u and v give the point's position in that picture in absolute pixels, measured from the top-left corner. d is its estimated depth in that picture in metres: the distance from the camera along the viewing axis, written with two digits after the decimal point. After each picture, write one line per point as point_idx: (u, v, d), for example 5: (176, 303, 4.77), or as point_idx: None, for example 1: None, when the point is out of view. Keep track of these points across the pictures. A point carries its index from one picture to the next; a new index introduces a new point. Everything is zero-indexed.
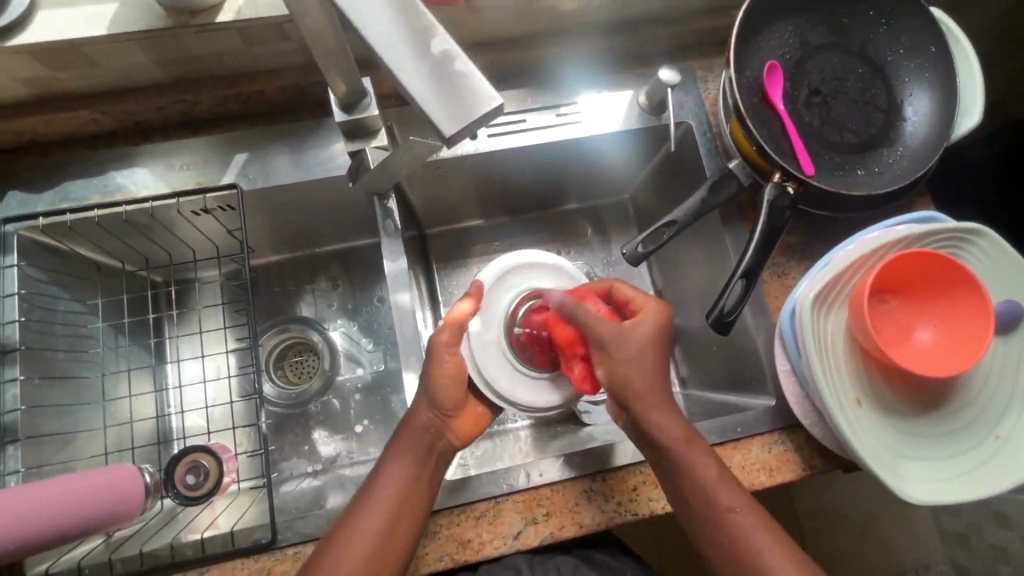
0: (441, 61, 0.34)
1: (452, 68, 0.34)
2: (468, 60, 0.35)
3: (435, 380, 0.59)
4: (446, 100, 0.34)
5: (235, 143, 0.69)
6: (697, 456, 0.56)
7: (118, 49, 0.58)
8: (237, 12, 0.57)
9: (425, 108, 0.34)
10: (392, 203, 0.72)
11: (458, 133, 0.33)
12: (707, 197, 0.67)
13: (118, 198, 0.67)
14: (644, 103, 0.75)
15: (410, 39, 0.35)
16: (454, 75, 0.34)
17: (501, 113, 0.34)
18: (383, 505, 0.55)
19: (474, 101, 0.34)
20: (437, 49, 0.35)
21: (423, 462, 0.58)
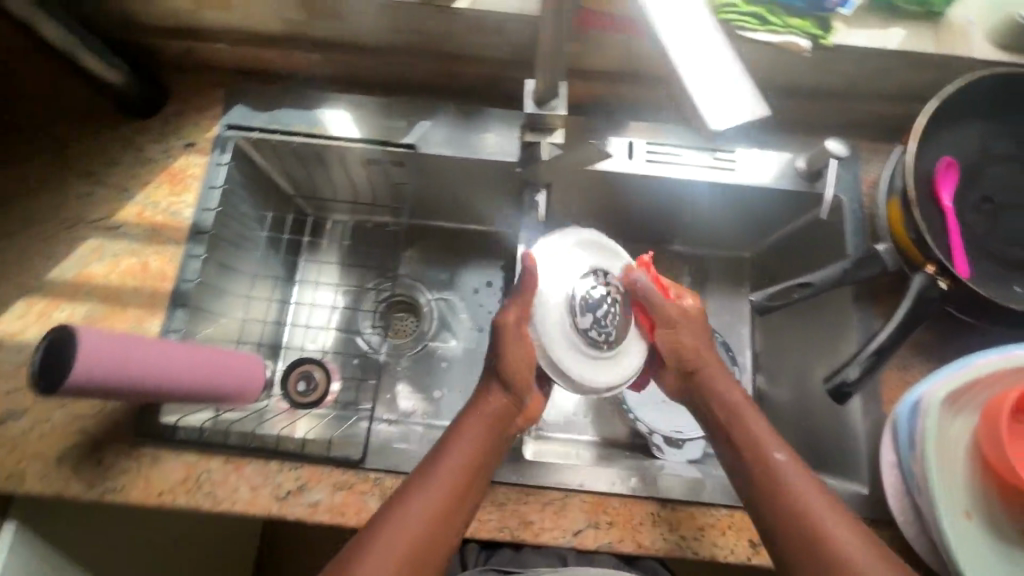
0: (719, 65, 0.41)
1: (728, 72, 0.40)
2: (741, 71, 0.41)
3: (505, 364, 0.60)
4: (720, 94, 0.40)
5: (422, 111, 0.78)
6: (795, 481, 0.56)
7: (368, 11, 0.68)
8: (472, 2, 0.66)
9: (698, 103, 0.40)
10: (540, 197, 0.76)
11: (721, 129, 0.40)
12: (848, 269, 0.67)
13: (318, 132, 0.77)
14: (802, 168, 0.77)
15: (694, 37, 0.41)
16: (727, 78, 0.40)
17: (763, 120, 0.40)
18: (444, 480, 0.56)
19: (741, 108, 0.40)
20: (719, 58, 0.41)
21: (467, 468, 0.57)
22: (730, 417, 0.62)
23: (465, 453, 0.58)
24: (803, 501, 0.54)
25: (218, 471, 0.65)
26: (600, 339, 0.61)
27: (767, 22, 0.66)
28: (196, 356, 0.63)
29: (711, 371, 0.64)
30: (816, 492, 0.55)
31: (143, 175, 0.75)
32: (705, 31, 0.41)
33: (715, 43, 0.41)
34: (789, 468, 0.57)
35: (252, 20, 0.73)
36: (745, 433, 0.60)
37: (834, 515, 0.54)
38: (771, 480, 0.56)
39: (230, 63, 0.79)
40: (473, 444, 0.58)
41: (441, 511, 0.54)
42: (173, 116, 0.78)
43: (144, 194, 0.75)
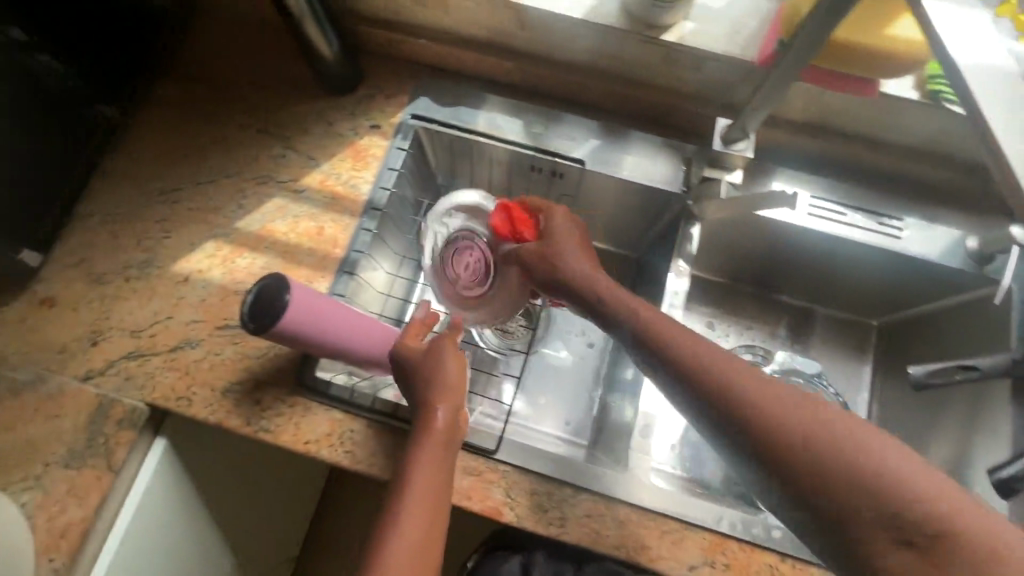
0: None
1: None
2: None
3: (438, 379, 0.63)
4: None
5: (594, 130, 0.81)
6: (860, 446, 0.44)
7: (576, 30, 0.73)
8: (679, 37, 0.69)
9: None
10: (693, 230, 0.78)
11: None
12: (1017, 361, 0.66)
13: (493, 134, 0.81)
14: (972, 249, 0.74)
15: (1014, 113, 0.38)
16: None
17: None
18: (417, 508, 0.57)
19: None
20: None
21: (434, 476, 0.59)
22: (733, 401, 0.50)
23: (426, 475, 0.59)
24: (860, 455, 0.44)
25: (361, 432, 0.70)
26: (466, 280, 0.77)
27: None
28: (362, 318, 0.67)
29: (682, 340, 0.55)
30: (845, 428, 0.46)
31: (331, 148, 0.82)
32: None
33: None
34: (764, 388, 0.50)
35: (460, 23, 0.78)
36: (709, 383, 0.51)
37: (898, 457, 0.44)
38: (832, 455, 0.45)
39: (423, 58, 0.84)
40: (433, 455, 0.60)
41: (423, 536, 0.56)
42: (364, 98, 0.84)
43: (330, 165, 0.81)
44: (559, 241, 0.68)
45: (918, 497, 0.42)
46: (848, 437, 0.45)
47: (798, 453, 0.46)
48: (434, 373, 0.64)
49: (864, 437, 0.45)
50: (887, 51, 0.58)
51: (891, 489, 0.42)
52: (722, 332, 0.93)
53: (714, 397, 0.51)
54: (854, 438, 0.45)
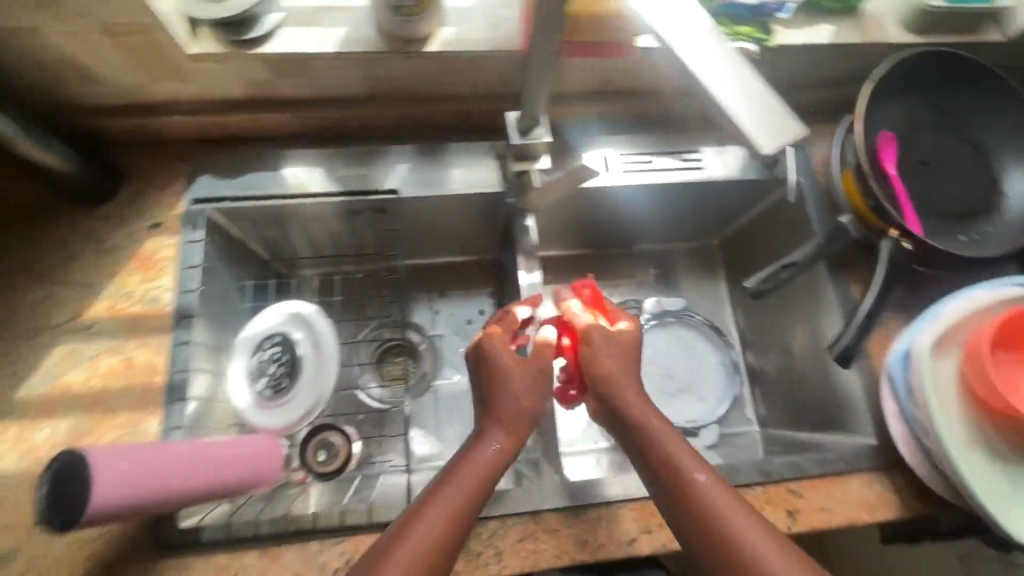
0: (748, 94, 0.43)
1: (762, 101, 0.43)
2: (771, 95, 0.43)
3: (496, 382, 0.59)
4: (756, 118, 0.42)
5: (400, 156, 0.77)
6: (714, 492, 0.53)
7: (338, 66, 0.68)
8: (444, 45, 0.67)
9: (748, 126, 0.42)
10: (529, 222, 0.78)
11: (777, 147, 0.41)
12: (823, 245, 0.74)
13: (297, 191, 0.74)
14: (760, 157, 0.83)
15: (716, 72, 0.44)
16: (759, 104, 0.43)
17: (802, 136, 0.42)
18: (446, 515, 0.51)
19: (781, 128, 0.42)
20: (746, 88, 0.44)
21: (474, 476, 0.54)
22: (644, 428, 0.58)
23: (460, 491, 0.53)
24: (710, 497, 0.53)
25: (255, 566, 0.61)
26: (279, 382, 0.70)
27: None
28: (190, 453, 0.56)
29: (631, 388, 0.61)
30: (706, 469, 0.55)
31: (110, 266, 0.70)
32: (726, 66, 0.45)
33: (737, 74, 0.44)
34: (715, 488, 0.53)
35: (211, 88, 0.70)
36: (659, 451, 0.56)
37: (733, 505, 0.52)
38: (691, 497, 0.53)
39: (187, 134, 0.75)
40: (487, 457, 0.55)
41: (445, 542, 0.50)
42: (130, 198, 0.73)
43: (115, 286, 0.69)
44: (564, 352, 0.62)
45: (737, 559, 0.49)
46: (700, 477, 0.54)
47: (666, 487, 0.54)
48: (508, 383, 0.59)
49: (733, 500, 0.53)
50: (605, 16, 0.62)
51: (727, 532, 0.50)
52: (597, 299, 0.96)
53: (635, 436, 0.58)
54: (727, 498, 0.53)
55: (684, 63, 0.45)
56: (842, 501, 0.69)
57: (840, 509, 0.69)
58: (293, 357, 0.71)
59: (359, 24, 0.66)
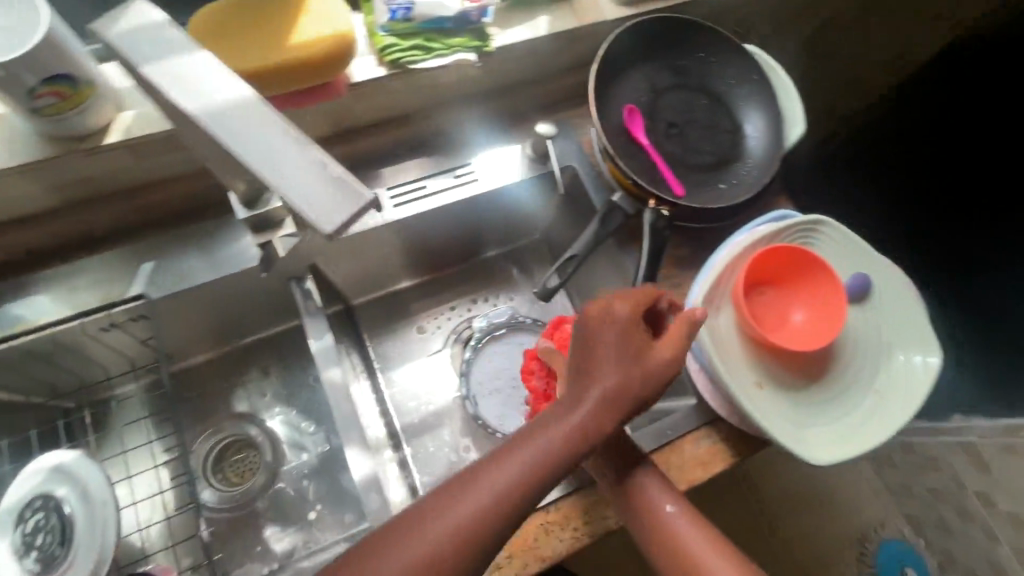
0: (308, 167, 0.35)
1: (323, 172, 0.36)
2: (334, 163, 0.36)
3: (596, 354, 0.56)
4: (317, 193, 0.35)
5: (140, 254, 0.70)
6: (688, 523, 0.61)
7: (10, 184, 0.60)
8: (124, 132, 0.60)
9: (301, 204, 0.34)
10: (308, 284, 0.75)
11: (340, 222, 0.34)
12: (599, 228, 0.75)
13: (18, 328, 0.65)
14: (531, 154, 0.82)
15: (266, 146, 0.36)
16: (320, 177, 0.35)
17: (371, 202, 0.35)
18: (443, 531, 0.50)
19: (344, 199, 0.35)
20: (305, 158, 0.36)
21: (528, 489, 0.52)
22: (629, 457, 0.64)
23: (480, 495, 0.51)
24: (684, 530, 0.60)
25: None
26: (48, 551, 0.61)
27: (430, 49, 0.68)
28: None
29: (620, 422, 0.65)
30: (677, 496, 0.63)
31: None
32: (278, 139, 0.36)
33: (294, 146, 0.36)
34: (687, 520, 0.61)
35: None
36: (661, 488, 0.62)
37: (697, 527, 0.61)
38: (664, 530, 0.60)
39: None
40: (537, 450, 0.53)
41: (440, 558, 0.49)
42: None
43: None
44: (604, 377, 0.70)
45: None
46: (691, 516, 0.61)
47: (641, 524, 0.61)
48: (605, 355, 0.56)
49: (716, 540, 0.60)
50: (292, 66, 0.57)
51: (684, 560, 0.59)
52: (435, 326, 0.96)
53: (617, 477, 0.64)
54: (708, 535, 0.61)
55: (229, 147, 0.36)
56: (678, 467, 0.71)
57: (677, 475, 0.70)
58: (60, 520, 0.61)
59: (11, 131, 0.59)
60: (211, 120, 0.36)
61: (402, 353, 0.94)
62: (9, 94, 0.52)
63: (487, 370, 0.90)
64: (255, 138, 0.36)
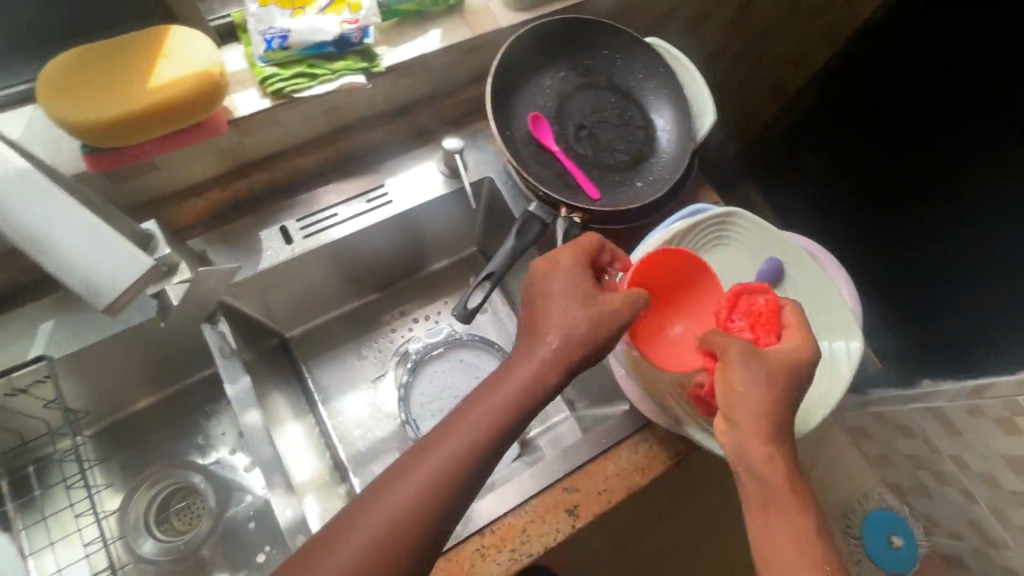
0: (79, 247, 0.47)
1: (98, 249, 0.47)
2: (109, 238, 0.48)
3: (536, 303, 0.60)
4: (100, 270, 0.47)
5: (41, 312, 0.69)
6: (782, 527, 0.52)
7: None
8: None
9: (84, 280, 0.47)
10: (224, 326, 0.73)
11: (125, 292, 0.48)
12: (516, 244, 0.72)
13: None
14: (445, 169, 0.80)
15: (43, 235, 0.46)
16: (95, 253, 0.47)
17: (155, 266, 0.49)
18: (420, 476, 0.53)
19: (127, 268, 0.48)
20: (77, 238, 0.47)
21: (509, 412, 0.56)
22: (741, 455, 0.54)
23: (449, 448, 0.54)
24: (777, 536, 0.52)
25: None
26: None
27: (315, 75, 0.66)
28: None
29: (754, 416, 0.53)
30: (793, 497, 0.53)
31: None
32: (52, 222, 0.46)
33: (69, 227, 0.47)
34: (794, 524, 0.52)
35: None
36: (763, 485, 0.54)
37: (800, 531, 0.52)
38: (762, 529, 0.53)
39: None
40: (498, 401, 0.56)
41: (416, 507, 0.52)
42: None
43: None
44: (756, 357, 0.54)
45: None
46: (783, 516, 0.52)
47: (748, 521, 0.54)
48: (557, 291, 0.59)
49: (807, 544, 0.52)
50: (152, 110, 0.55)
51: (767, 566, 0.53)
52: (375, 351, 0.93)
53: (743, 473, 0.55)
54: (801, 537, 0.52)
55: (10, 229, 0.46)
56: (614, 475, 0.70)
57: (615, 484, 0.69)
58: None
59: None
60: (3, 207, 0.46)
61: (343, 381, 0.91)
62: None
63: (428, 391, 0.88)
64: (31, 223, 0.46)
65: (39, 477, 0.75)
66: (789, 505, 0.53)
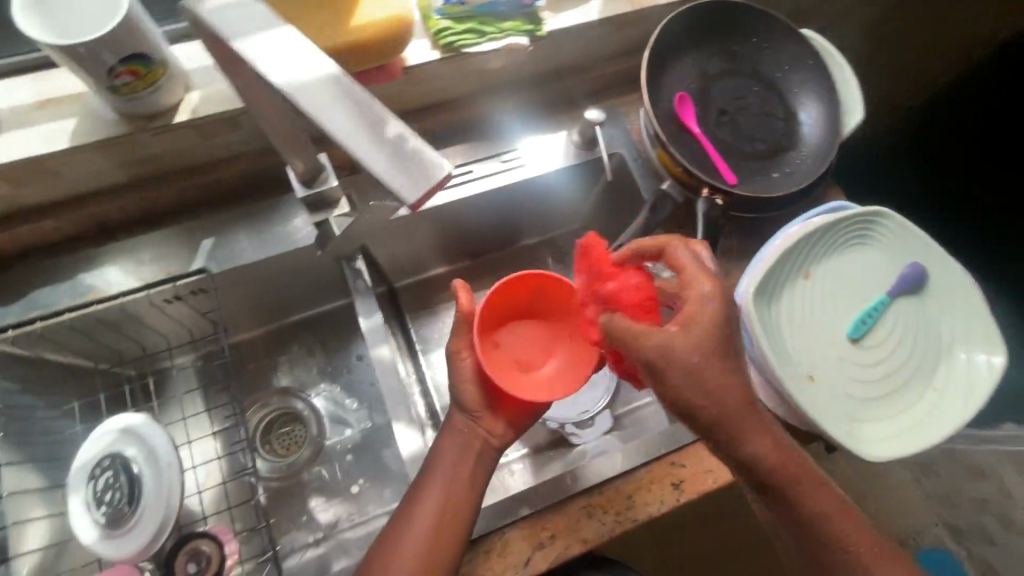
0: (386, 141, 0.36)
1: (399, 144, 0.36)
2: (412, 134, 0.37)
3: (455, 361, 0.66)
4: (401, 170, 0.36)
5: (200, 231, 0.73)
6: (816, 502, 0.55)
7: (79, 160, 0.61)
8: (192, 111, 0.62)
9: (383, 178, 0.35)
10: (360, 264, 0.76)
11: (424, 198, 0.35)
12: (649, 218, 0.75)
13: (89, 298, 0.68)
14: (578, 140, 0.82)
15: (346, 122, 0.36)
16: (398, 149, 0.36)
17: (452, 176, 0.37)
18: (434, 500, 0.62)
19: (424, 172, 0.36)
20: (381, 128, 0.36)
21: (466, 473, 0.64)
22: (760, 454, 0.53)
23: (444, 481, 0.63)
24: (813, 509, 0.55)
25: None
26: (118, 510, 0.65)
27: (484, 33, 0.68)
28: None
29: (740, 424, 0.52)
30: (812, 483, 0.55)
31: None
32: (357, 109, 0.37)
33: (373, 116, 0.37)
34: (816, 502, 0.55)
35: None
36: (796, 479, 0.54)
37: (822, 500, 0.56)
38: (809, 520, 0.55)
39: None
40: (460, 450, 0.65)
41: (435, 531, 0.60)
42: None
43: None
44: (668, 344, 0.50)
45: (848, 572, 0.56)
46: (812, 496, 0.55)
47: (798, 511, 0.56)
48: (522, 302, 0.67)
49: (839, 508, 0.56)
50: (351, 47, 0.59)
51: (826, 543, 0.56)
52: None
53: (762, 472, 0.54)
54: (833, 503, 0.56)
55: (312, 117, 0.37)
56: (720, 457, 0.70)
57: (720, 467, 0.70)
58: (129, 481, 0.65)
59: (89, 109, 0.60)
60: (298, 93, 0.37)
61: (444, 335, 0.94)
62: (88, 71, 0.53)
63: None
64: (334, 109, 0.37)
65: (160, 388, 0.82)
66: (810, 480, 0.55)
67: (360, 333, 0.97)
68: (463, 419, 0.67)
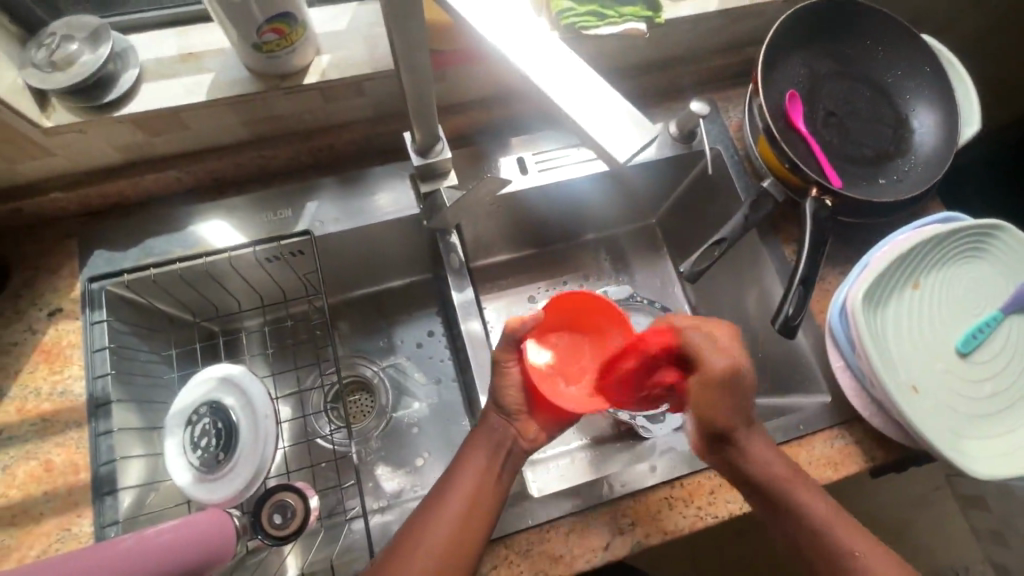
0: (595, 100, 0.40)
1: (606, 104, 0.40)
2: (617, 96, 0.40)
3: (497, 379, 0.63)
4: (612, 128, 0.39)
5: (305, 193, 0.74)
6: (811, 503, 0.57)
7: (211, 113, 0.65)
8: (322, 74, 0.64)
9: (593, 136, 0.39)
10: (454, 239, 0.77)
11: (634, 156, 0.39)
12: (749, 215, 0.74)
13: (198, 250, 0.70)
14: (676, 133, 0.81)
15: (555, 79, 0.40)
16: (604, 109, 0.40)
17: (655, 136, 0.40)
18: (466, 489, 0.60)
19: (629, 131, 0.39)
20: (588, 88, 0.40)
21: (492, 476, 0.61)
22: (761, 467, 0.59)
23: (473, 475, 0.61)
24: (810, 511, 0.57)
25: None
26: (214, 457, 0.66)
27: (605, 16, 0.68)
28: None
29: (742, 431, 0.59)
30: (815, 493, 0.58)
31: (12, 366, 0.66)
32: (563, 68, 0.41)
33: (580, 76, 0.41)
34: (820, 505, 0.57)
35: (83, 155, 0.67)
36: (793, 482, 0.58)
37: (827, 508, 0.57)
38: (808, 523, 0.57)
39: (71, 210, 0.71)
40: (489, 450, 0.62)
41: (461, 523, 0.58)
42: (23, 289, 0.69)
43: (19, 385, 0.65)
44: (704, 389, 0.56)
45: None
46: (811, 500, 0.58)
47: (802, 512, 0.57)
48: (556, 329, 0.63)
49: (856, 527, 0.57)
50: None
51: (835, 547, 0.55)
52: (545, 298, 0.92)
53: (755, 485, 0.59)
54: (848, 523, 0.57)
55: (523, 73, 0.41)
56: (808, 461, 0.68)
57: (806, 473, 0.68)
58: (227, 427, 0.67)
59: (225, 65, 0.63)
60: (510, 48, 0.41)
61: None
62: (239, 31, 0.56)
63: None
64: (541, 66, 0.41)
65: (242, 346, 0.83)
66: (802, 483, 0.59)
67: (431, 310, 0.98)
68: (500, 416, 0.64)
